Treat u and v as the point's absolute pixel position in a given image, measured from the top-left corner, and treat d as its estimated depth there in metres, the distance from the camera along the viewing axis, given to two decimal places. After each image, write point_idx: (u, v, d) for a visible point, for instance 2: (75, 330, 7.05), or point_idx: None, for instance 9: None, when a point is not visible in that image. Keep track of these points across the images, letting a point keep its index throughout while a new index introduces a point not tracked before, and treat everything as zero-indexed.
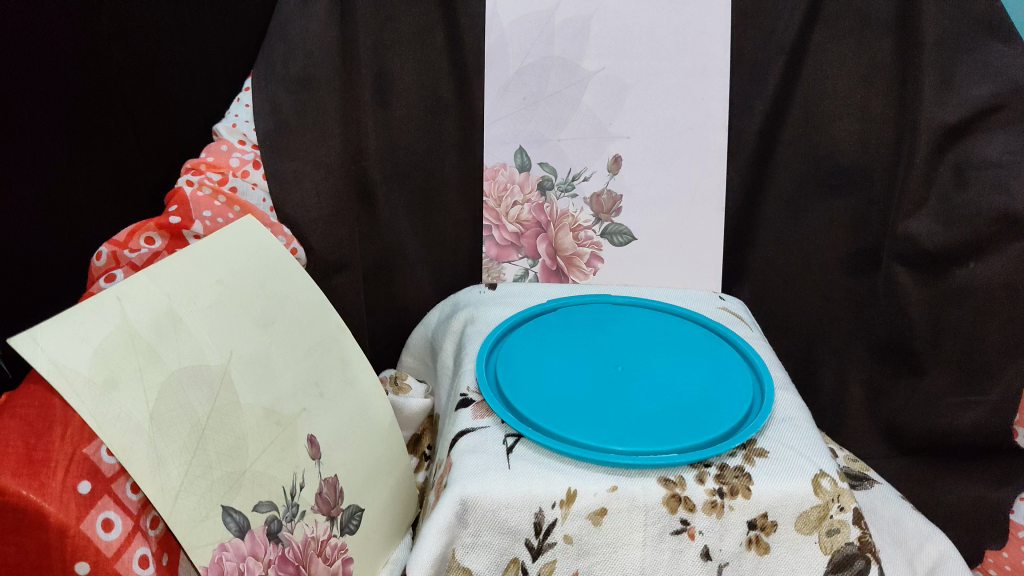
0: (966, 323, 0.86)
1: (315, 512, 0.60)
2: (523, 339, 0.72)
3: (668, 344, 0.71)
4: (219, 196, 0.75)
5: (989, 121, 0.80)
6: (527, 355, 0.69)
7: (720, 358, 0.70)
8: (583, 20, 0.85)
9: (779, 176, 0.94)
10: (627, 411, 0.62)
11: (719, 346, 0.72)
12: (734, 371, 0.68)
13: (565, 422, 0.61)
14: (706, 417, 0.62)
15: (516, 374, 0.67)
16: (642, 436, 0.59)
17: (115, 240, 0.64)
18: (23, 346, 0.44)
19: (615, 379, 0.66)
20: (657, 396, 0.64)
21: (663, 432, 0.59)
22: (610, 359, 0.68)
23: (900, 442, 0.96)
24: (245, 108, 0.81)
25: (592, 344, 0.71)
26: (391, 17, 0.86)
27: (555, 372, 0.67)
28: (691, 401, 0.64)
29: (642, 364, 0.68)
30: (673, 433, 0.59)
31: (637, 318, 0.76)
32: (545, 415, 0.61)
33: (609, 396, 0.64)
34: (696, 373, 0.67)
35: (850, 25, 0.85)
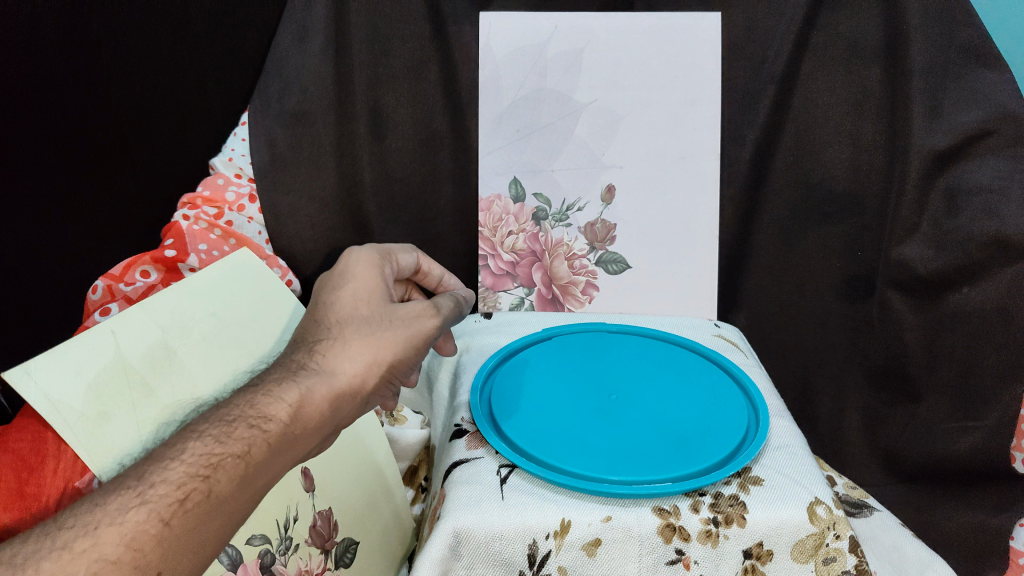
0: (961, 349, 0.86)
1: (309, 545, 0.60)
2: (519, 371, 0.72)
3: (663, 372, 0.71)
4: (215, 230, 0.78)
5: (980, 147, 0.81)
6: (522, 384, 0.69)
7: (715, 387, 0.69)
8: (575, 52, 0.86)
9: (772, 203, 0.94)
10: (622, 439, 0.62)
11: (714, 375, 0.71)
12: (729, 400, 0.68)
13: (559, 452, 0.61)
14: (701, 446, 0.61)
15: (510, 407, 0.66)
16: (637, 465, 0.59)
17: (110, 275, 0.71)
18: (18, 380, 0.45)
19: (610, 409, 0.66)
20: (651, 426, 0.64)
21: (656, 460, 0.59)
22: (605, 389, 0.68)
23: (899, 468, 0.96)
24: (241, 142, 0.84)
25: (588, 375, 0.71)
26: (386, 51, 0.86)
27: (551, 403, 0.67)
28: (685, 430, 0.63)
29: (638, 393, 0.68)
30: (668, 461, 0.59)
31: (633, 348, 0.75)
32: (540, 446, 0.61)
33: (605, 426, 0.64)
34: (691, 402, 0.67)
35: (839, 54, 0.86)
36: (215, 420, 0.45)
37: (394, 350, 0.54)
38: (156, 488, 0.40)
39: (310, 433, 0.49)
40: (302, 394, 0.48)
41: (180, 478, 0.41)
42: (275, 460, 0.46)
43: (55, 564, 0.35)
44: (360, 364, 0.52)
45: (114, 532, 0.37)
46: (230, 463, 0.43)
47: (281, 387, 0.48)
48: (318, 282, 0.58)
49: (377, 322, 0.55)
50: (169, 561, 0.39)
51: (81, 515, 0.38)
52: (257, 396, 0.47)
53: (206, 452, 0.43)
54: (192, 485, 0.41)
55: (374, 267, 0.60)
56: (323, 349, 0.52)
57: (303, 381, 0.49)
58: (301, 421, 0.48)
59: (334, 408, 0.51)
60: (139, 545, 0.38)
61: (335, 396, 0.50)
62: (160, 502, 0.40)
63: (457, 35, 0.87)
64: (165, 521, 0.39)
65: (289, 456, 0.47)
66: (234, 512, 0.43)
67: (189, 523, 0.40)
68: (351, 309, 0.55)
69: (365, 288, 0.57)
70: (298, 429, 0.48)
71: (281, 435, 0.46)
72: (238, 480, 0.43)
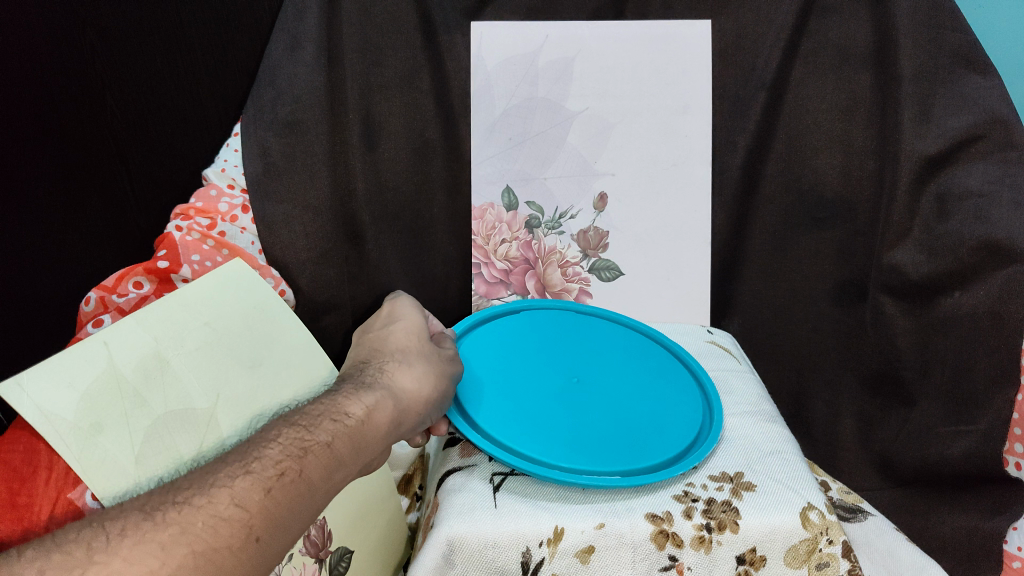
0: (952, 354, 0.87)
1: (303, 555, 0.60)
2: (482, 349, 0.71)
3: (624, 359, 0.71)
4: (208, 240, 0.78)
5: (970, 152, 0.82)
6: (487, 360, 0.69)
7: (671, 377, 0.70)
8: (567, 61, 0.87)
9: (764, 209, 0.95)
10: (581, 429, 0.63)
11: (670, 362, 0.72)
12: (684, 390, 0.69)
13: (519, 438, 0.61)
14: (658, 438, 0.63)
15: (471, 388, 0.66)
16: (590, 457, 0.60)
17: (103, 286, 0.72)
18: (10, 393, 0.47)
19: (570, 396, 0.66)
20: (610, 417, 0.64)
21: (616, 452, 0.60)
22: (565, 372, 0.69)
23: (894, 473, 0.96)
24: (234, 154, 0.84)
25: (549, 357, 0.70)
26: (377, 62, 0.86)
27: (512, 386, 0.67)
28: (642, 421, 0.64)
29: (599, 379, 0.68)
30: (626, 453, 0.60)
31: (592, 330, 0.75)
32: (502, 433, 0.62)
33: (565, 413, 0.64)
34: (647, 393, 0.67)
35: (828, 61, 0.87)
36: (301, 417, 0.49)
37: (447, 381, 0.60)
38: (257, 462, 0.44)
39: (380, 439, 0.52)
40: (377, 399, 0.53)
41: (277, 455, 0.45)
42: (354, 455, 0.49)
43: (176, 516, 0.40)
44: (425, 387, 0.57)
45: (224, 494, 0.42)
46: (318, 450, 0.47)
47: (357, 393, 0.53)
48: (371, 326, 0.65)
49: (428, 354, 0.61)
50: (267, 529, 0.42)
51: (196, 480, 0.42)
52: (336, 399, 0.51)
53: (297, 438, 0.47)
54: (287, 463, 0.45)
55: (414, 311, 0.66)
56: (390, 368, 0.57)
57: (377, 391, 0.54)
58: (375, 424, 0.52)
59: (402, 419, 0.55)
60: (244, 506, 0.41)
61: (403, 409, 0.55)
62: (262, 473, 0.43)
63: (449, 44, 0.87)
64: (266, 491, 0.43)
65: (364, 456, 0.50)
66: (320, 499, 0.46)
67: (286, 496, 0.43)
68: (406, 342, 0.61)
69: (410, 326, 0.63)
70: (373, 431, 0.51)
71: (359, 432, 0.50)
72: (326, 466, 0.47)
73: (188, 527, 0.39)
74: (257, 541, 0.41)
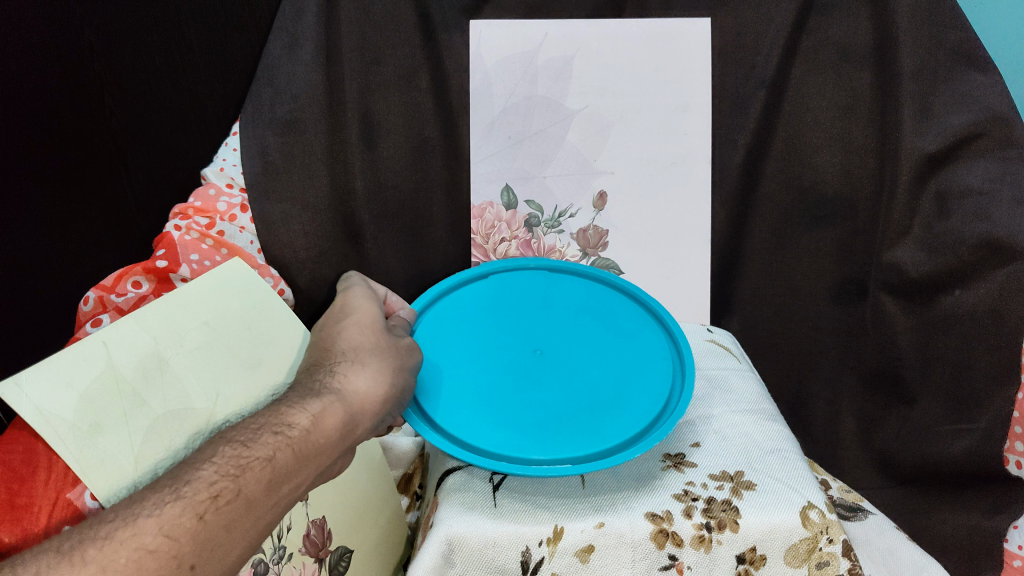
0: (955, 350, 0.86)
1: (303, 555, 0.60)
2: (438, 329, 0.68)
3: (594, 330, 0.68)
4: (207, 239, 0.78)
5: (970, 149, 0.82)
6: (450, 339, 0.67)
7: (634, 335, 0.68)
8: (566, 59, 0.86)
9: (763, 207, 0.95)
10: (539, 416, 0.61)
11: (632, 316, 0.70)
12: (650, 347, 0.67)
13: (473, 431, 0.60)
14: (627, 408, 0.61)
15: (432, 374, 0.64)
16: (544, 446, 0.58)
17: (101, 286, 0.72)
18: (8, 393, 0.47)
19: (533, 373, 0.65)
20: (576, 394, 0.63)
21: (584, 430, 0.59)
22: (526, 345, 0.67)
23: (894, 472, 0.96)
24: (233, 153, 0.85)
25: (508, 330, 0.68)
26: (376, 60, 0.86)
27: (472, 368, 0.65)
28: (610, 391, 0.63)
29: (562, 351, 0.67)
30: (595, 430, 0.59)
31: (551, 292, 0.73)
32: (466, 426, 0.60)
33: (529, 393, 0.63)
34: (614, 369, 0.65)
35: (828, 59, 0.87)
36: (239, 430, 0.47)
37: (404, 379, 0.57)
38: (188, 486, 0.42)
39: (329, 448, 0.50)
40: (325, 404, 0.50)
41: (211, 477, 0.43)
42: (301, 467, 0.47)
43: (98, 552, 0.38)
44: (381, 388, 0.55)
45: (152, 523, 0.39)
46: (257, 467, 0.45)
47: (302, 399, 0.50)
48: (323, 319, 0.61)
49: (385, 349, 0.58)
50: (202, 555, 0.41)
51: (122, 509, 0.40)
52: (279, 409, 0.49)
53: (233, 455, 0.45)
54: (222, 485, 0.43)
55: (368, 301, 0.63)
56: (342, 368, 0.54)
57: (322, 396, 0.51)
58: (322, 431, 0.49)
59: (354, 422, 0.52)
60: (174, 536, 0.40)
61: (353, 413, 0.52)
62: (194, 497, 0.42)
63: (448, 43, 0.87)
64: (199, 516, 0.41)
65: (313, 467, 0.48)
66: (260, 517, 0.45)
67: (221, 521, 0.42)
68: (361, 336, 0.58)
69: (364, 318, 0.60)
70: (319, 440, 0.49)
71: (305, 442, 0.48)
72: (265, 482, 0.45)
73: (113, 562, 0.37)
74: (191, 570, 0.40)
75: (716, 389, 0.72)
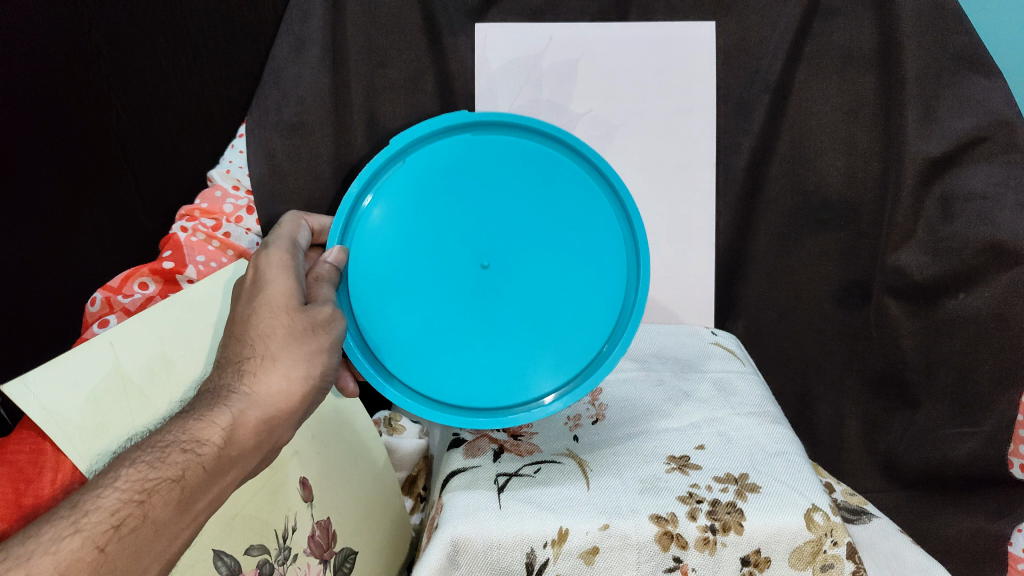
0: (953, 356, 0.89)
1: (308, 555, 0.60)
2: (364, 246, 0.59)
3: (548, 229, 0.59)
4: (213, 241, 0.79)
5: (974, 153, 0.83)
6: (385, 244, 0.59)
7: (585, 219, 0.59)
8: (570, 63, 0.86)
9: (768, 210, 0.95)
10: (484, 357, 0.60)
11: (574, 176, 0.59)
12: (599, 222, 0.60)
13: (422, 380, 0.61)
14: (584, 333, 0.61)
15: (372, 300, 0.59)
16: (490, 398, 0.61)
17: (108, 287, 0.72)
18: (16, 394, 0.45)
19: (480, 296, 0.59)
20: (531, 318, 0.60)
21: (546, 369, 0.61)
22: (469, 254, 0.59)
23: (899, 475, 0.98)
24: (239, 155, 0.84)
25: (444, 232, 0.58)
26: (381, 63, 0.85)
27: (416, 296, 0.59)
28: (565, 305, 0.60)
29: (514, 261, 0.59)
30: (557, 366, 0.61)
31: (485, 166, 0.58)
32: (433, 386, 0.61)
33: (485, 324, 0.60)
34: (567, 284, 0.60)
35: (833, 63, 0.86)
36: (146, 446, 0.45)
37: (325, 366, 0.54)
38: (87, 517, 0.41)
39: (246, 456, 0.48)
40: (235, 416, 0.48)
41: (114, 504, 0.41)
42: (213, 481, 0.46)
43: None
44: (297, 388, 0.52)
45: (48, 561, 0.38)
46: (164, 489, 0.43)
47: (212, 412, 0.48)
48: (238, 287, 0.56)
49: (304, 336, 0.53)
50: None
51: (17, 544, 0.39)
52: (188, 421, 0.47)
53: (138, 478, 0.43)
54: (125, 514, 0.41)
55: (284, 267, 0.56)
56: (250, 368, 0.51)
57: (234, 406, 0.49)
58: (236, 444, 0.48)
59: (270, 424, 0.50)
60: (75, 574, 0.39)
61: (272, 417, 0.50)
62: (95, 529, 0.40)
63: (453, 46, 0.87)
64: (98, 550, 0.40)
65: (227, 480, 0.47)
66: (171, 536, 0.44)
67: (126, 550, 0.41)
68: (270, 323, 0.52)
69: (278, 292, 0.54)
70: (233, 452, 0.47)
71: (217, 458, 0.46)
72: (173, 504, 0.43)
73: None
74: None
75: (720, 392, 0.72)
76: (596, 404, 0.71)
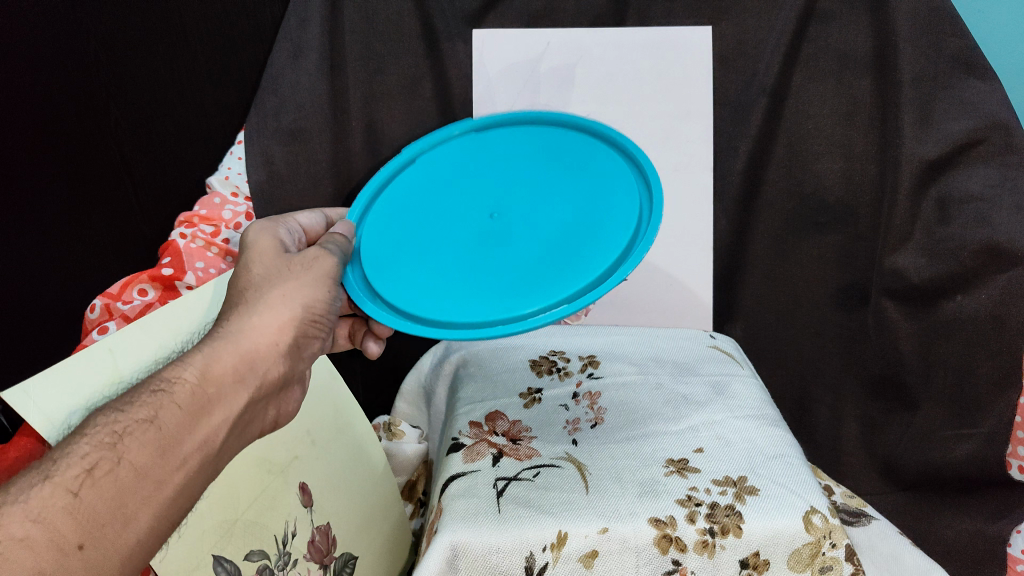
0: (954, 357, 0.88)
1: (308, 561, 0.60)
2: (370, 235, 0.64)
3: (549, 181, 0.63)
4: (212, 247, 0.78)
5: (971, 155, 0.82)
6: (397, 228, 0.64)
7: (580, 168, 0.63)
8: (569, 67, 0.86)
9: (765, 214, 0.95)
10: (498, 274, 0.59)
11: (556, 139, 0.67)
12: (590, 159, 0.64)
13: (438, 309, 0.57)
14: (602, 224, 0.59)
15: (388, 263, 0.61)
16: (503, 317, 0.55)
17: (108, 294, 0.72)
18: (19, 404, 0.44)
19: (490, 237, 0.61)
20: (543, 237, 0.60)
21: (536, 286, 0.57)
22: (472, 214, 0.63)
23: (898, 476, 0.98)
24: (238, 162, 0.86)
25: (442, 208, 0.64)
26: (380, 69, 0.87)
27: (430, 252, 0.62)
28: (574, 215, 0.60)
29: (515, 204, 0.63)
30: (577, 258, 0.57)
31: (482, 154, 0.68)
32: (449, 315, 0.57)
33: (498, 252, 0.60)
34: (574, 206, 0.61)
35: (829, 66, 0.86)
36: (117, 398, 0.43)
37: (301, 304, 0.54)
38: (57, 464, 0.38)
39: (228, 394, 0.46)
40: (209, 353, 0.47)
41: (84, 449, 0.39)
42: (195, 422, 0.44)
43: None
44: (273, 328, 0.51)
45: (18, 509, 0.35)
46: (140, 426, 0.41)
47: (184, 356, 0.47)
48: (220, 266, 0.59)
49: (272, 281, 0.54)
50: (93, 535, 0.37)
51: None
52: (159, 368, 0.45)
53: (109, 422, 0.41)
54: (98, 455, 0.39)
55: (255, 237, 0.59)
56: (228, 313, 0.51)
57: (205, 348, 0.47)
58: (213, 381, 0.46)
59: (252, 361, 0.49)
60: (50, 521, 0.35)
61: (248, 354, 0.49)
62: (64, 475, 0.37)
63: (451, 52, 0.87)
64: (74, 493, 0.37)
65: (210, 418, 0.45)
66: (159, 482, 0.40)
67: (105, 495, 0.38)
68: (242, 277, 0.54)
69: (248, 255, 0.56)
70: (210, 390, 0.45)
71: (192, 394, 0.44)
72: (152, 443, 0.41)
73: None
74: (80, 551, 0.36)
75: (719, 395, 0.72)
76: (595, 407, 0.72)
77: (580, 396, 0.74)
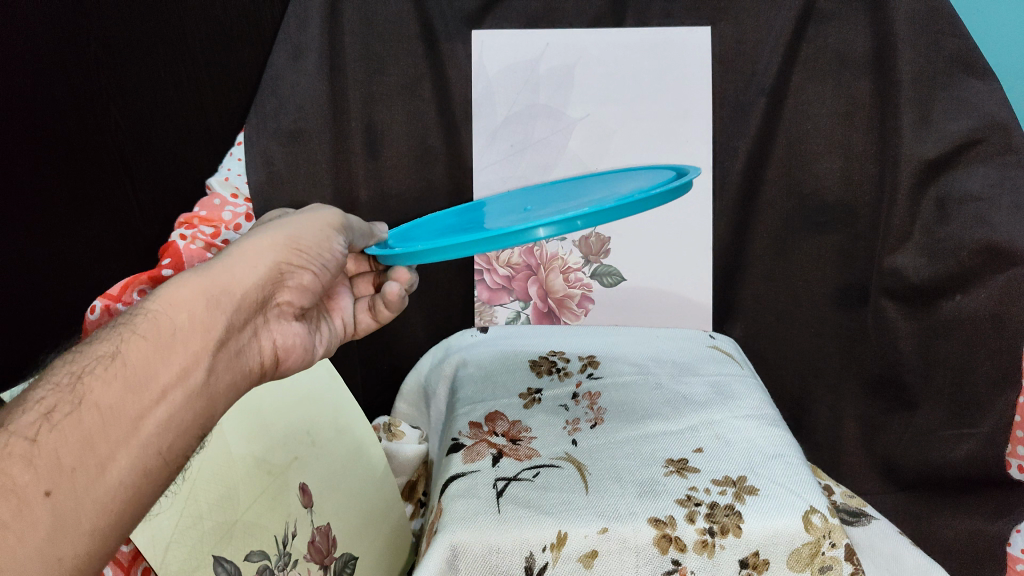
0: (954, 356, 0.89)
1: (308, 561, 0.60)
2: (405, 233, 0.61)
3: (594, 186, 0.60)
4: (212, 249, 0.76)
5: (969, 155, 0.83)
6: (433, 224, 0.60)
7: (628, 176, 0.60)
8: (568, 68, 0.87)
9: (765, 214, 0.95)
10: None
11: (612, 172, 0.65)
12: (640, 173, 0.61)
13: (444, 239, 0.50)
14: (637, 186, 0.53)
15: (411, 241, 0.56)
16: None
17: (108, 294, 0.66)
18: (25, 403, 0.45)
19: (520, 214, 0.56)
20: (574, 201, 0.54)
21: None
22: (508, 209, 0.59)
23: (898, 476, 0.98)
24: (237, 162, 0.85)
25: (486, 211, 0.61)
26: (379, 71, 0.87)
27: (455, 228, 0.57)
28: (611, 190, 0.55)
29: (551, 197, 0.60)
30: None
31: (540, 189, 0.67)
32: None
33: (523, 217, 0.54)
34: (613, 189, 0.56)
35: (828, 66, 0.87)
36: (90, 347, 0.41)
37: (275, 233, 0.49)
38: (12, 416, 0.35)
39: (198, 315, 0.42)
40: (172, 283, 0.43)
41: (40, 395, 0.36)
42: (163, 351, 0.40)
43: None
44: (248, 257, 0.47)
45: None
46: (97, 363, 0.38)
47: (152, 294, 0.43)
48: None
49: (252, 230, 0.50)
50: (60, 479, 0.34)
51: None
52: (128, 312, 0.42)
53: (70, 369, 0.38)
54: (56, 400, 0.36)
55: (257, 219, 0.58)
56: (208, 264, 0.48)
57: (173, 278, 0.43)
58: (177, 307, 0.41)
59: (223, 284, 0.44)
60: (8, 469, 0.33)
61: (218, 276, 0.44)
62: (20, 423, 0.35)
63: (450, 52, 0.88)
64: (31, 439, 0.34)
65: (176, 343, 0.40)
66: (127, 418, 0.37)
67: (65, 437, 0.35)
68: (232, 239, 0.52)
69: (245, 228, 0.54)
70: (181, 318, 0.41)
71: (154, 321, 0.40)
72: (111, 378, 0.38)
73: None
74: (47, 498, 0.33)
75: (719, 395, 0.72)
76: (595, 407, 0.72)
77: (580, 396, 0.73)
